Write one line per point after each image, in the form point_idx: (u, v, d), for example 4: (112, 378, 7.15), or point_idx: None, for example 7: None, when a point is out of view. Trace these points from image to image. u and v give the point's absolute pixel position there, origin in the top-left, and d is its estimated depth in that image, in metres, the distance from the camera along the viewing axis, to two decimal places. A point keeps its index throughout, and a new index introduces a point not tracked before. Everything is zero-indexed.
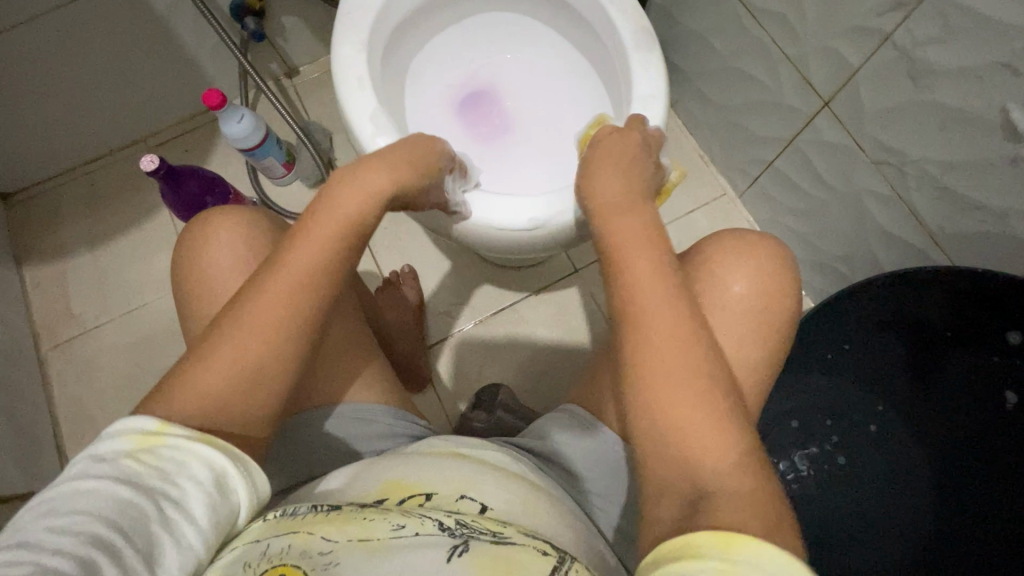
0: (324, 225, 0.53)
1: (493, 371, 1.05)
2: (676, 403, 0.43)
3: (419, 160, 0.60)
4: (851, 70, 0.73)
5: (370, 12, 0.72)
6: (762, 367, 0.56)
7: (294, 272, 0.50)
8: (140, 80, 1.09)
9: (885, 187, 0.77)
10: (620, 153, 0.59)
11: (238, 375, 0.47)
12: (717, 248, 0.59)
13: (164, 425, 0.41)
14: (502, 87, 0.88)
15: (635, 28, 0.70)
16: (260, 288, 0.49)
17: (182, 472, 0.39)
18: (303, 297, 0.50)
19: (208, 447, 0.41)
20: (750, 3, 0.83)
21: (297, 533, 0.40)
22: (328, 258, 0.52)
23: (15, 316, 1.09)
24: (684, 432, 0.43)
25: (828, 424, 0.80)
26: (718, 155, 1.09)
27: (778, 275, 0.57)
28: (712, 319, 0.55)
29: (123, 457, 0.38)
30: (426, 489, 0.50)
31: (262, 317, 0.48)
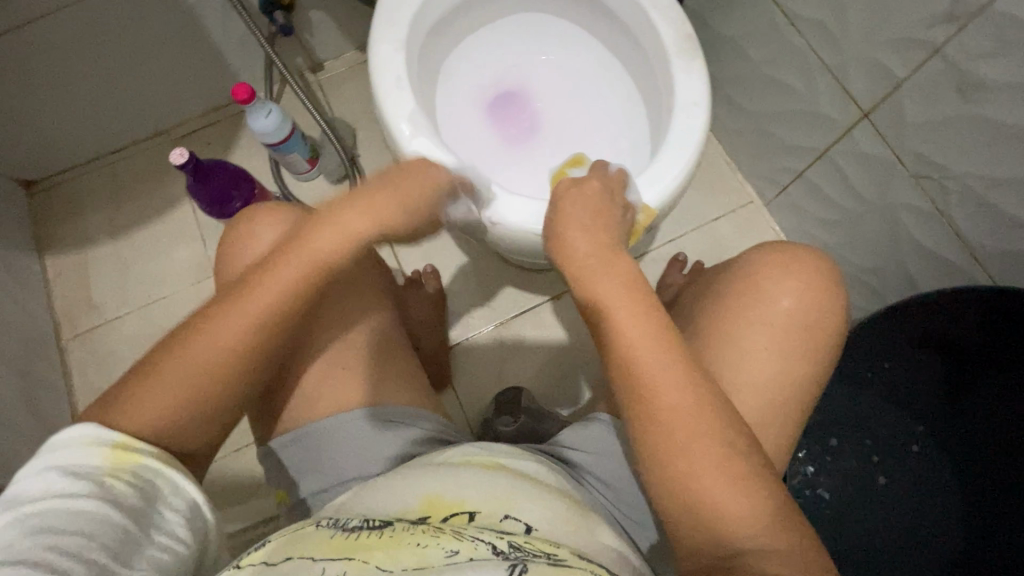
0: (288, 267, 0.51)
1: (512, 374, 1.04)
2: (698, 463, 0.44)
3: (406, 201, 0.56)
4: (895, 81, 0.72)
5: (410, 10, 0.71)
6: (807, 383, 0.55)
7: (245, 314, 0.50)
8: (166, 71, 1.09)
9: (924, 202, 0.76)
10: (591, 205, 0.56)
11: (182, 403, 0.48)
12: (765, 261, 0.58)
13: (129, 439, 0.44)
14: (535, 89, 0.87)
15: (676, 32, 0.69)
16: (211, 324, 0.49)
17: (160, 493, 0.44)
18: (257, 341, 0.50)
19: (179, 471, 0.45)
20: (789, 9, 0.81)
21: (353, 561, 0.40)
22: (283, 307, 0.51)
23: (36, 305, 1.09)
24: (707, 490, 0.44)
25: (868, 444, 0.79)
26: (745, 162, 1.08)
27: (827, 291, 0.56)
28: (759, 334, 0.55)
29: (101, 476, 0.41)
30: (467, 508, 0.49)
31: (208, 353, 0.49)
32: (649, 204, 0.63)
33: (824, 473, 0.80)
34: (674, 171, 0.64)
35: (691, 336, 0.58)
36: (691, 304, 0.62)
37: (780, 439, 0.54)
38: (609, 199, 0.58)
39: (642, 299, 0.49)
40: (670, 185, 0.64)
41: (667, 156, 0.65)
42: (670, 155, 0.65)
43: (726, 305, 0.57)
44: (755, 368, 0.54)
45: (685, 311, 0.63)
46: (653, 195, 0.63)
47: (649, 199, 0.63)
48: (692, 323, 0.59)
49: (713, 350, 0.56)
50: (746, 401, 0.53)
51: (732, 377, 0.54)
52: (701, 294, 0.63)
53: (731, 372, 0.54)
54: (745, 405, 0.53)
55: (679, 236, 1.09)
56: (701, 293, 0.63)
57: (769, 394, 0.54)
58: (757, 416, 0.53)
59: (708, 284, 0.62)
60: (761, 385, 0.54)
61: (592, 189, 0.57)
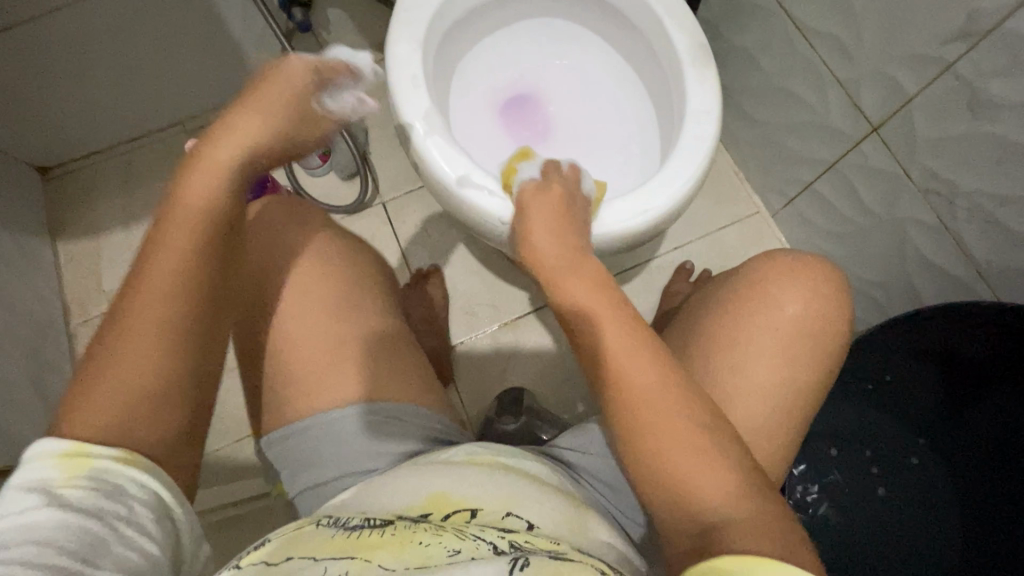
0: (178, 215, 0.49)
1: (514, 374, 1.05)
2: (669, 446, 0.45)
3: (259, 112, 0.54)
4: (906, 96, 0.72)
5: (428, 11, 0.72)
6: (811, 390, 0.55)
7: (160, 272, 0.46)
8: (184, 64, 1.11)
9: (931, 217, 0.76)
10: (554, 213, 0.59)
11: (123, 391, 0.44)
12: (772, 267, 0.59)
13: (82, 445, 0.41)
14: (547, 92, 0.88)
15: (690, 41, 0.70)
16: (127, 303, 0.46)
17: (120, 492, 0.41)
18: (173, 300, 0.46)
19: (139, 468, 0.42)
20: (802, 22, 0.82)
21: (355, 560, 0.40)
22: (198, 252, 0.48)
23: (47, 289, 1.11)
24: (687, 476, 0.44)
25: (867, 455, 0.79)
26: (753, 172, 1.09)
27: (835, 300, 0.57)
28: (765, 339, 0.55)
29: (55, 485, 0.39)
30: (469, 506, 0.50)
31: (134, 330, 0.45)
32: (659, 209, 0.64)
33: (822, 485, 0.79)
34: (684, 178, 0.65)
35: (697, 340, 0.59)
36: (695, 307, 0.63)
37: (782, 443, 0.54)
38: (572, 206, 0.61)
39: (607, 296, 0.52)
40: (679, 192, 0.65)
41: (677, 161, 0.66)
42: (680, 162, 0.65)
43: (733, 311, 0.58)
44: (759, 372, 0.54)
45: (690, 314, 0.63)
46: (662, 200, 0.64)
47: (658, 204, 0.64)
48: (697, 326, 0.60)
49: (719, 354, 0.56)
50: (750, 405, 0.54)
51: (738, 382, 0.54)
52: (706, 297, 0.63)
53: (734, 375, 0.55)
54: (748, 407, 0.54)
55: (685, 243, 1.10)
56: (707, 297, 0.63)
57: (773, 399, 0.54)
58: (762, 422, 0.54)
59: (715, 289, 0.63)
60: (766, 390, 0.54)
61: (556, 199, 0.60)
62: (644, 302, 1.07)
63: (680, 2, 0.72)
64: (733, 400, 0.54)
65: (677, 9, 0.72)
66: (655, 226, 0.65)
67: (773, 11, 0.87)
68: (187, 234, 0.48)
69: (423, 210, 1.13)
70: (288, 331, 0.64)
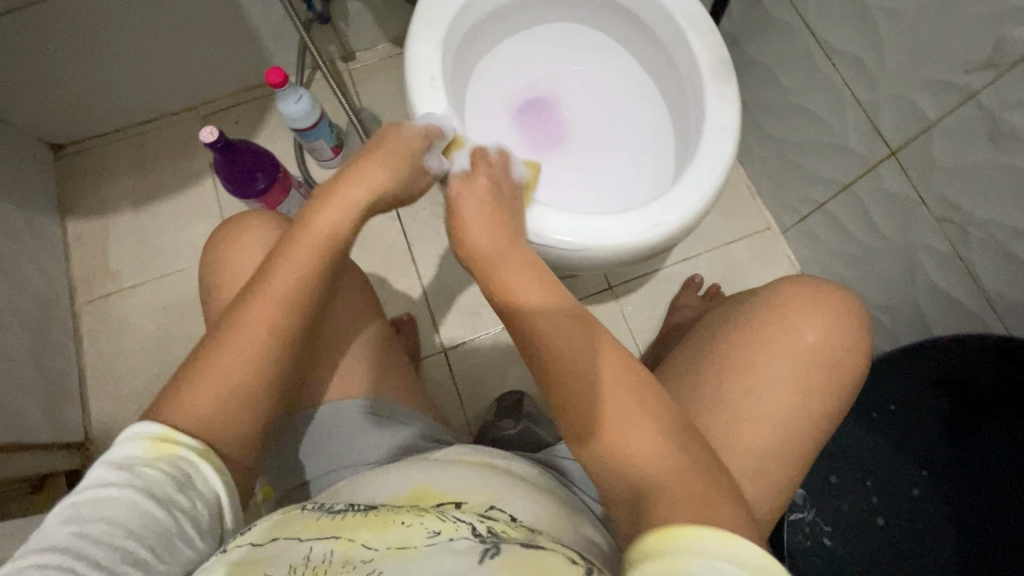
0: (300, 243, 0.51)
1: (515, 378, 1.04)
2: (598, 410, 0.45)
3: (389, 160, 0.56)
4: (927, 123, 0.72)
5: (450, 11, 0.71)
6: (821, 418, 0.55)
7: (274, 294, 0.49)
8: (202, 49, 1.10)
9: (944, 245, 0.76)
10: (483, 199, 0.57)
11: (224, 398, 0.47)
12: (791, 294, 0.58)
13: (172, 432, 0.43)
14: (564, 97, 0.87)
15: (712, 56, 0.70)
16: (242, 317, 0.48)
17: (192, 485, 0.42)
18: (285, 326, 0.49)
19: (211, 467, 0.44)
20: (825, 41, 0.81)
21: (339, 539, 0.40)
22: (309, 280, 0.50)
23: (54, 267, 1.11)
24: (620, 440, 0.43)
25: (867, 484, 0.79)
26: (766, 188, 1.08)
27: (850, 330, 0.57)
28: (777, 364, 0.55)
29: (140, 465, 0.41)
30: (455, 498, 0.49)
31: (246, 344, 0.48)
32: (671, 225, 0.64)
33: (821, 513, 0.79)
34: (699, 193, 0.64)
35: (707, 358, 0.58)
36: (710, 323, 0.62)
37: (789, 469, 0.54)
38: (499, 195, 0.59)
39: (535, 272, 0.52)
40: (693, 207, 0.64)
41: (692, 178, 0.65)
42: (696, 178, 0.65)
43: (750, 333, 0.57)
44: (769, 398, 0.54)
45: (702, 331, 0.62)
46: (675, 214, 0.64)
47: (670, 220, 0.64)
48: (709, 346, 0.59)
49: (729, 375, 0.56)
50: (758, 430, 0.54)
51: (747, 406, 0.54)
52: (720, 317, 0.62)
53: (744, 399, 0.55)
54: (757, 433, 0.54)
55: (694, 256, 1.10)
56: (720, 316, 0.62)
57: (782, 426, 0.54)
58: (767, 447, 0.54)
59: (730, 309, 0.62)
60: (773, 416, 0.54)
61: (481, 187, 0.58)
62: (649, 313, 1.07)
63: (703, 14, 0.71)
64: (742, 423, 0.54)
65: (701, 21, 0.71)
66: (665, 241, 0.65)
67: (796, 28, 0.86)
68: (309, 261, 0.51)
69: (432, 208, 1.12)
70: None
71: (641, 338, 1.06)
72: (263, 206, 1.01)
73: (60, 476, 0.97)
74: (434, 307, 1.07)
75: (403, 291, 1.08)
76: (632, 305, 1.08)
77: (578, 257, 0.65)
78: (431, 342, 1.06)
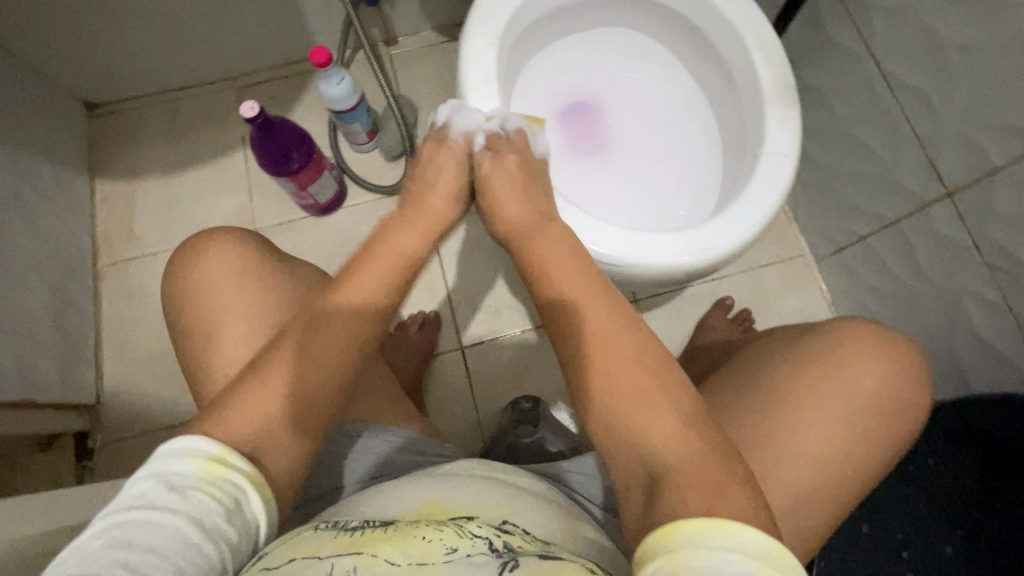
0: (375, 260, 0.56)
1: (531, 382, 1.03)
2: (615, 393, 0.46)
3: (447, 196, 0.63)
4: (991, 167, 0.69)
5: (510, 7, 0.70)
6: (866, 468, 0.53)
7: (344, 300, 0.52)
8: (246, 20, 1.09)
9: (994, 294, 0.73)
10: (513, 176, 0.61)
11: (295, 399, 0.48)
12: (847, 336, 0.57)
13: (226, 452, 0.42)
14: (611, 104, 0.85)
15: (777, 79, 0.67)
16: (319, 311, 0.51)
17: (237, 513, 0.40)
18: (357, 332, 0.52)
19: (258, 497, 0.43)
20: (889, 72, 0.79)
21: (360, 555, 0.38)
22: (374, 295, 0.54)
23: (79, 226, 1.11)
24: (631, 421, 0.45)
25: (899, 539, 0.77)
26: (803, 214, 1.06)
27: (908, 381, 0.55)
28: (824, 405, 0.54)
29: (191, 488, 0.39)
30: (467, 512, 0.48)
31: (320, 339, 0.50)
32: (721, 249, 0.62)
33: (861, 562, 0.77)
34: (752, 219, 0.63)
35: (751, 392, 0.56)
36: (757, 357, 0.60)
37: (824, 516, 0.53)
38: (531, 172, 0.63)
39: (582, 269, 0.54)
40: (745, 234, 0.62)
41: (746, 203, 0.63)
42: (750, 203, 0.63)
43: (804, 371, 0.55)
44: (812, 441, 0.53)
45: (743, 362, 0.61)
46: (725, 238, 0.62)
47: (722, 245, 0.62)
48: (750, 378, 0.58)
49: (779, 413, 0.54)
50: (798, 471, 0.52)
51: (789, 446, 0.53)
52: (765, 349, 0.61)
53: (788, 438, 0.53)
54: (796, 473, 0.52)
55: (724, 276, 1.08)
56: (765, 349, 0.61)
57: (824, 470, 0.52)
58: (807, 491, 0.52)
59: (776, 344, 0.61)
60: (816, 459, 0.52)
61: (512, 163, 0.62)
62: (673, 330, 1.05)
63: (772, 34, 0.69)
64: (781, 463, 0.52)
65: (768, 41, 0.69)
66: (712, 265, 0.63)
67: (859, 56, 0.83)
68: (381, 274, 0.55)
69: None
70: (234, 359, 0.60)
71: None
72: (294, 184, 1.00)
73: (67, 438, 0.99)
74: (456, 303, 1.06)
75: (426, 284, 1.07)
76: (656, 320, 1.06)
77: (622, 272, 0.63)
78: (449, 339, 1.04)
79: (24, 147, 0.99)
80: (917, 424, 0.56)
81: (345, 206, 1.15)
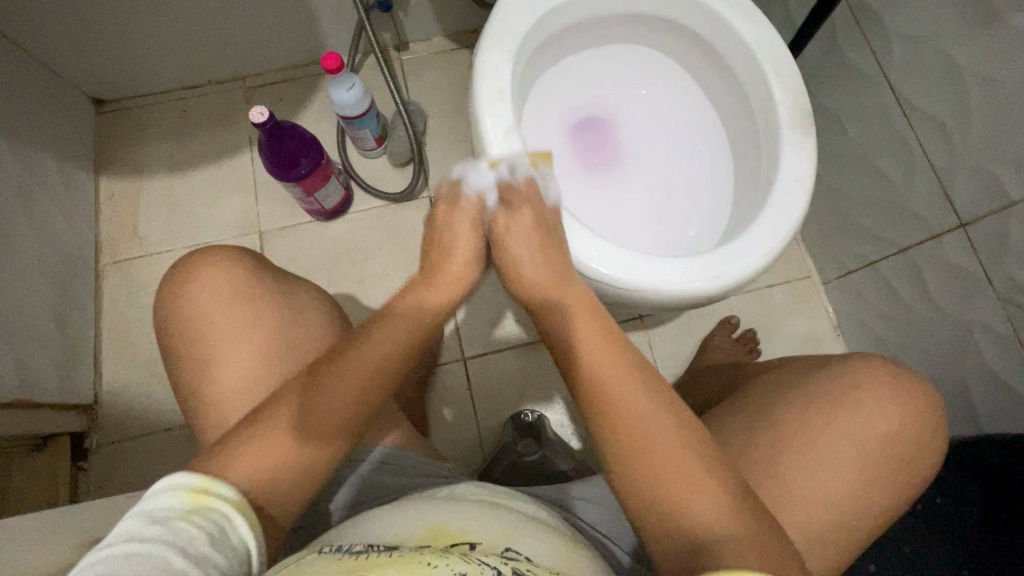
0: (389, 323, 0.53)
1: (533, 396, 1.02)
2: (656, 464, 0.45)
3: (469, 256, 0.58)
4: (1007, 200, 0.68)
5: (525, 23, 0.69)
6: (879, 510, 0.53)
7: (353, 374, 0.50)
8: (258, 21, 1.08)
9: (1006, 328, 0.72)
10: (531, 233, 0.57)
11: (283, 461, 0.48)
12: (863, 375, 0.56)
13: (207, 482, 0.43)
14: (623, 121, 0.85)
15: (794, 105, 0.67)
16: (324, 382, 0.50)
17: (224, 539, 0.41)
18: (356, 404, 0.50)
19: (246, 521, 0.43)
20: (906, 99, 0.78)
21: None
22: (383, 364, 0.52)
23: (83, 223, 1.10)
24: (672, 499, 0.44)
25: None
26: (812, 236, 1.05)
27: (924, 422, 0.55)
28: (840, 445, 0.53)
29: (174, 519, 0.39)
30: (468, 539, 0.47)
31: (328, 412, 0.49)
32: (733, 277, 0.61)
33: None
34: (765, 247, 0.62)
35: (764, 427, 0.56)
36: (770, 389, 0.59)
37: (836, 555, 0.52)
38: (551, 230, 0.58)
39: (600, 322, 0.51)
40: (758, 262, 0.61)
41: (760, 230, 0.62)
42: (765, 231, 0.62)
43: (820, 409, 0.55)
44: (827, 481, 0.52)
45: (755, 393, 0.60)
46: (738, 266, 0.61)
47: (734, 272, 0.61)
48: (762, 412, 0.57)
49: (791, 450, 0.53)
50: (811, 511, 0.52)
51: (803, 486, 0.52)
52: (778, 381, 0.60)
53: (802, 477, 0.52)
54: (809, 513, 0.51)
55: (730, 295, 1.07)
56: (778, 381, 0.60)
57: (837, 510, 0.52)
58: (820, 531, 0.52)
59: (789, 377, 0.60)
60: (830, 499, 0.52)
61: (525, 219, 0.57)
62: (677, 348, 1.05)
63: (789, 59, 0.68)
64: (795, 503, 0.52)
65: (786, 66, 0.68)
66: (723, 292, 0.62)
67: (875, 81, 0.82)
68: (392, 339, 0.53)
69: None
70: (230, 377, 0.59)
71: (664, 373, 1.03)
72: (301, 190, 0.99)
73: (64, 438, 0.98)
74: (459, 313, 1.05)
75: None
76: (660, 338, 1.05)
77: (632, 296, 0.62)
78: (452, 349, 1.04)
79: (30, 143, 0.99)
80: (931, 465, 0.55)
81: (351, 212, 1.14)
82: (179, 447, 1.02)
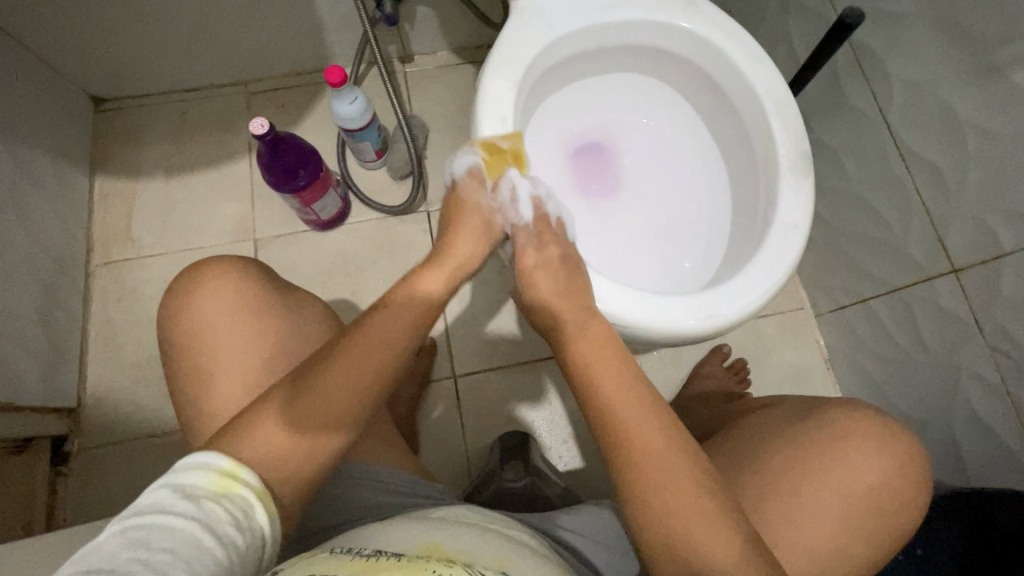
0: (399, 315, 0.52)
1: (522, 417, 1.01)
2: (667, 496, 0.46)
3: (476, 237, 0.59)
4: (1000, 250, 0.69)
5: (529, 53, 0.69)
6: (861, 561, 0.53)
7: (355, 367, 0.49)
8: (263, 28, 1.08)
9: (994, 375, 0.73)
10: (558, 269, 0.58)
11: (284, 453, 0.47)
12: (852, 423, 0.56)
13: (236, 466, 0.44)
14: (624, 147, 0.85)
15: (792, 146, 0.67)
16: (324, 370, 0.48)
17: (246, 525, 0.42)
18: (359, 401, 0.49)
19: (266, 511, 0.44)
20: (903, 143, 0.79)
21: None
22: (388, 357, 0.50)
23: (76, 223, 1.09)
24: (685, 537, 0.45)
25: None
26: (806, 268, 1.06)
27: (909, 474, 0.55)
28: (827, 491, 0.53)
29: (205, 498, 0.41)
30: (467, 556, 0.46)
31: (329, 404, 0.48)
32: (726, 318, 0.61)
33: None
34: (759, 287, 0.62)
35: (751, 469, 0.56)
36: (759, 429, 0.59)
37: None
38: (574, 262, 0.59)
39: (612, 351, 0.52)
40: (752, 303, 0.62)
41: (754, 271, 0.63)
42: (760, 272, 0.62)
43: (808, 454, 0.55)
44: (810, 529, 0.52)
45: (744, 434, 0.60)
46: (733, 307, 0.61)
47: (726, 313, 0.61)
48: (749, 454, 0.57)
49: (780, 495, 0.53)
50: (792, 557, 0.52)
51: (785, 533, 0.52)
52: (767, 422, 0.60)
53: (785, 523, 0.53)
54: (790, 560, 0.52)
55: None
56: (767, 422, 0.60)
57: (818, 559, 0.52)
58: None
59: (778, 418, 0.60)
60: (812, 548, 0.52)
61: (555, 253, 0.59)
62: (668, 374, 1.05)
63: (791, 101, 0.69)
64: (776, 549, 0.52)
65: (788, 107, 0.68)
66: (715, 332, 0.62)
67: (874, 122, 0.83)
68: (395, 334, 0.51)
69: None
70: (225, 389, 0.58)
71: None
72: (299, 201, 0.98)
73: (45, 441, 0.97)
74: (452, 331, 1.05)
75: None
76: (652, 363, 1.05)
77: (627, 331, 0.62)
78: (443, 366, 1.03)
79: (26, 141, 0.98)
80: (915, 516, 0.55)
81: (348, 222, 1.13)
82: (161, 455, 1.00)
